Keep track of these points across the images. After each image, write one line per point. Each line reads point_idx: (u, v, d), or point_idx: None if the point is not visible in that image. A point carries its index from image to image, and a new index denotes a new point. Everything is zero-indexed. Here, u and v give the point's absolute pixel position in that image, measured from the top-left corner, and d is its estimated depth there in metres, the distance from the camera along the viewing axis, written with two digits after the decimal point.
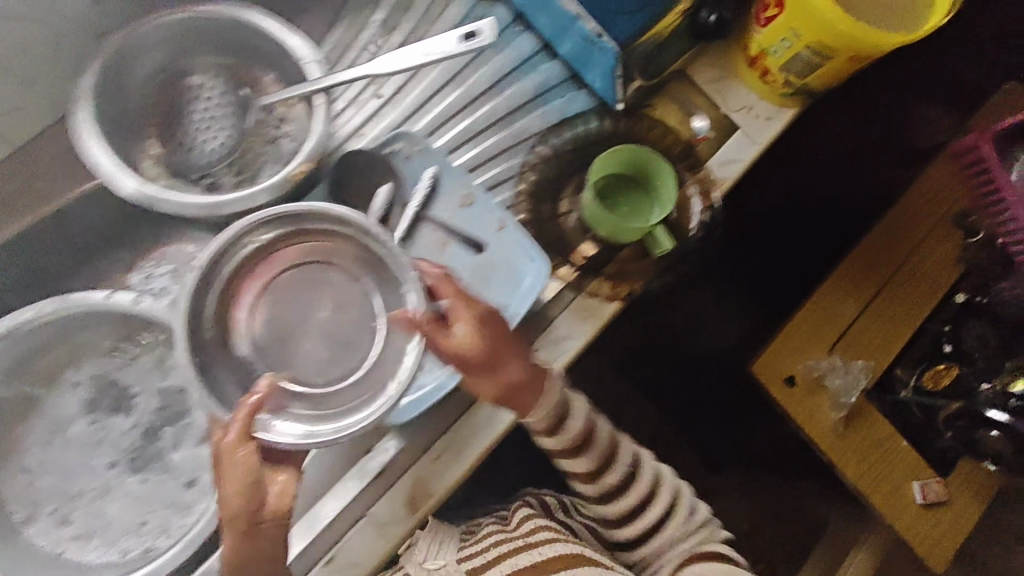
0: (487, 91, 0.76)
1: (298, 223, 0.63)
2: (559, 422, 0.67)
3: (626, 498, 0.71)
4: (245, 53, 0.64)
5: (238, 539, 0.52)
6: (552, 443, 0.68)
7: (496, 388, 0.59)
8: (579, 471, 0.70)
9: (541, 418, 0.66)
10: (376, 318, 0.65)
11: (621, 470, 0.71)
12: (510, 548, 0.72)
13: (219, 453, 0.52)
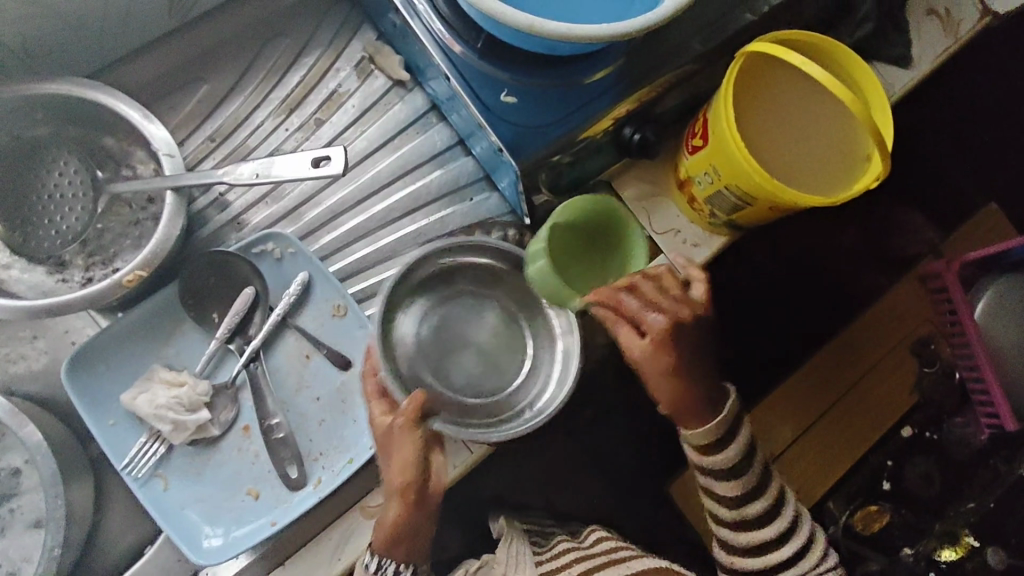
0: (389, 183, 0.70)
1: (144, 325, 0.59)
2: (728, 451, 0.60)
3: (790, 539, 0.63)
4: (108, 129, 0.60)
5: (403, 514, 0.53)
6: (736, 444, 0.60)
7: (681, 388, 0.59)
8: (735, 486, 0.61)
9: (715, 423, 0.60)
10: (215, 434, 0.59)
11: (773, 500, 0.62)
12: (592, 564, 0.64)
13: (392, 427, 0.52)
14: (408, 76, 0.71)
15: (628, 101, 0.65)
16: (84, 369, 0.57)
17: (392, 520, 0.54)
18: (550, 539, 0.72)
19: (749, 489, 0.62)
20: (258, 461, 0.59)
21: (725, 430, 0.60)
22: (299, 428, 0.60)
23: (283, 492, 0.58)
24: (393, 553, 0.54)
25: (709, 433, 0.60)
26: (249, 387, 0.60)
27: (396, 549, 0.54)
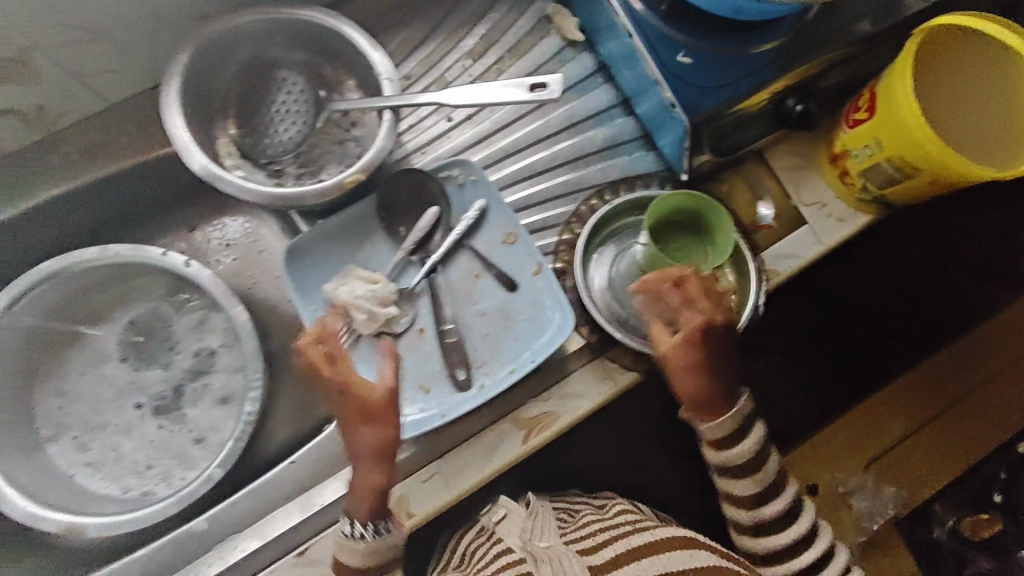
0: (556, 134, 0.76)
1: (347, 228, 0.67)
2: (739, 453, 0.60)
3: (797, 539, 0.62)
4: (333, 58, 0.67)
5: (378, 471, 0.55)
6: (746, 444, 0.60)
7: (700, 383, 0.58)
8: (745, 487, 0.61)
9: (728, 424, 0.59)
10: (396, 332, 0.66)
11: (782, 504, 0.62)
12: (616, 532, 0.60)
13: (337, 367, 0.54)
14: (583, 37, 0.76)
15: (796, 72, 0.68)
16: (297, 259, 0.65)
17: (370, 477, 0.55)
18: (578, 514, 0.68)
19: (756, 491, 0.61)
20: (430, 360, 0.66)
21: (734, 432, 0.60)
22: (466, 337, 0.66)
23: (450, 390, 0.65)
24: (381, 517, 0.55)
25: (718, 432, 0.60)
26: (427, 295, 0.67)
27: (366, 508, 0.55)
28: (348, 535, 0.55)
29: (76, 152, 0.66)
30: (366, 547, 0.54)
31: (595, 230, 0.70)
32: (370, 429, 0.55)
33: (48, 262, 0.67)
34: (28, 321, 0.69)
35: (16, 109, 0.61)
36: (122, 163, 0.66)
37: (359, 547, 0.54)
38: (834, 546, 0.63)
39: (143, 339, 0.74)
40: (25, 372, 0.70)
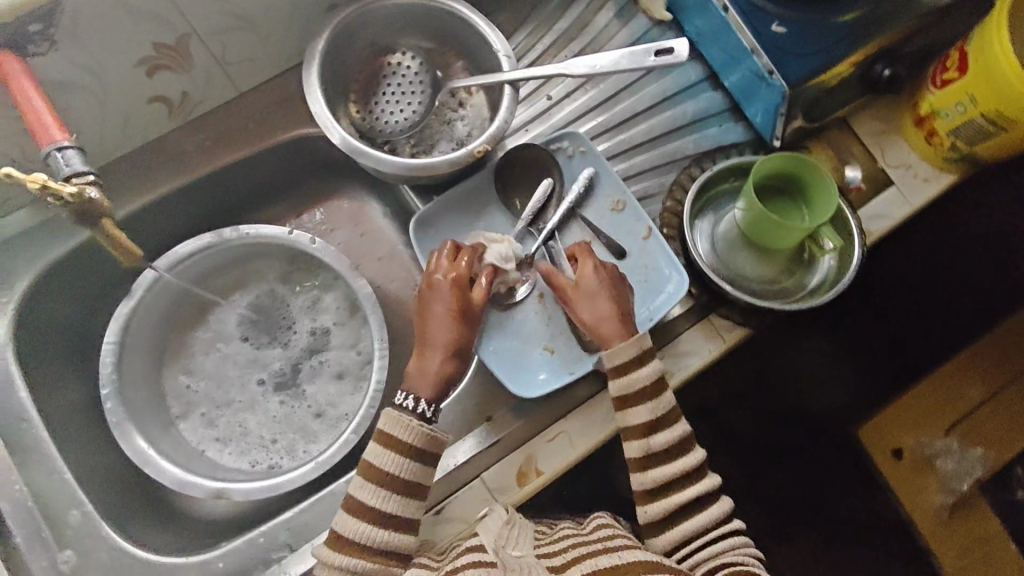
0: (648, 109, 0.79)
1: (467, 199, 0.70)
2: (644, 423, 0.60)
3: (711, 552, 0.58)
4: (447, 40, 0.71)
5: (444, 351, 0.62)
6: (653, 419, 0.60)
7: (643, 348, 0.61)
8: (640, 462, 0.61)
9: (637, 384, 0.60)
10: (518, 297, 0.69)
11: (700, 489, 0.60)
12: (586, 550, 0.56)
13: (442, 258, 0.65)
14: (670, 16, 0.80)
15: (885, 36, 0.71)
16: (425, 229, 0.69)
17: (437, 354, 0.61)
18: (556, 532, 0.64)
19: (671, 474, 0.60)
20: (552, 322, 0.69)
21: (644, 398, 0.60)
22: None
23: (575, 350, 0.68)
24: (422, 390, 0.60)
25: (633, 400, 0.61)
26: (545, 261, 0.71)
27: (422, 387, 0.61)
28: (398, 402, 0.60)
29: (208, 138, 0.70)
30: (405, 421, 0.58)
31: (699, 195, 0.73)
32: (445, 310, 0.62)
33: (189, 244, 0.71)
34: (163, 300, 0.72)
35: (166, 96, 0.64)
36: (254, 147, 0.71)
37: (395, 424, 0.58)
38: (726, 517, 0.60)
39: (262, 319, 0.78)
40: (158, 350, 0.74)
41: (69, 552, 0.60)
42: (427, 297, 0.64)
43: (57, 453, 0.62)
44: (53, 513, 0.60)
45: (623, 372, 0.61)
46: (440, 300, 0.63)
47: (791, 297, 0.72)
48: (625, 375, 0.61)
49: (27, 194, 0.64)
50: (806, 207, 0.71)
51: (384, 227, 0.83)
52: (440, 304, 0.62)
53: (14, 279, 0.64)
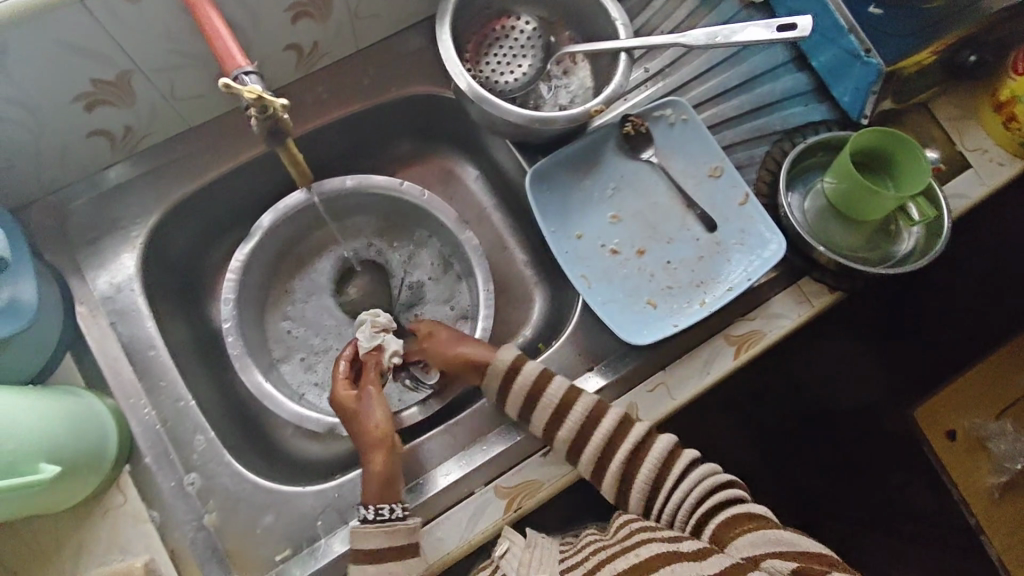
0: (740, 85, 0.81)
1: (576, 159, 0.73)
2: (590, 447, 0.63)
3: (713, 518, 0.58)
4: (559, 8, 0.73)
5: (390, 458, 0.62)
6: (601, 434, 0.62)
7: (565, 393, 0.65)
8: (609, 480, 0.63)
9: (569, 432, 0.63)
10: (621, 255, 0.72)
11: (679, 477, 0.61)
12: (606, 555, 0.56)
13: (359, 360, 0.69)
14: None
15: (961, 30, 0.74)
16: (538, 186, 0.71)
17: (384, 462, 0.62)
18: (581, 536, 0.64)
19: (645, 476, 0.62)
20: (653, 280, 0.71)
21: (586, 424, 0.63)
22: (684, 260, 0.72)
23: (676, 306, 0.70)
24: (388, 496, 0.60)
25: (571, 432, 0.63)
26: (643, 223, 0.73)
27: (389, 492, 0.61)
28: (363, 519, 0.59)
29: (326, 91, 0.73)
30: (380, 527, 0.58)
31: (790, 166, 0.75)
32: (380, 413, 0.64)
33: (293, 197, 0.72)
34: (273, 245, 0.74)
35: (299, 45, 0.67)
36: (369, 101, 0.73)
37: (368, 526, 0.58)
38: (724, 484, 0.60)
39: (360, 272, 0.80)
40: (262, 295, 0.76)
41: (194, 476, 0.62)
42: (355, 413, 0.64)
43: (182, 382, 0.64)
44: (180, 438, 0.63)
45: (556, 416, 0.64)
46: (375, 405, 0.64)
47: (883, 264, 0.74)
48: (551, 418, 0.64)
49: (160, 133, 0.66)
50: (893, 180, 0.74)
51: (475, 189, 0.85)
52: (373, 406, 0.64)
53: (145, 214, 0.66)
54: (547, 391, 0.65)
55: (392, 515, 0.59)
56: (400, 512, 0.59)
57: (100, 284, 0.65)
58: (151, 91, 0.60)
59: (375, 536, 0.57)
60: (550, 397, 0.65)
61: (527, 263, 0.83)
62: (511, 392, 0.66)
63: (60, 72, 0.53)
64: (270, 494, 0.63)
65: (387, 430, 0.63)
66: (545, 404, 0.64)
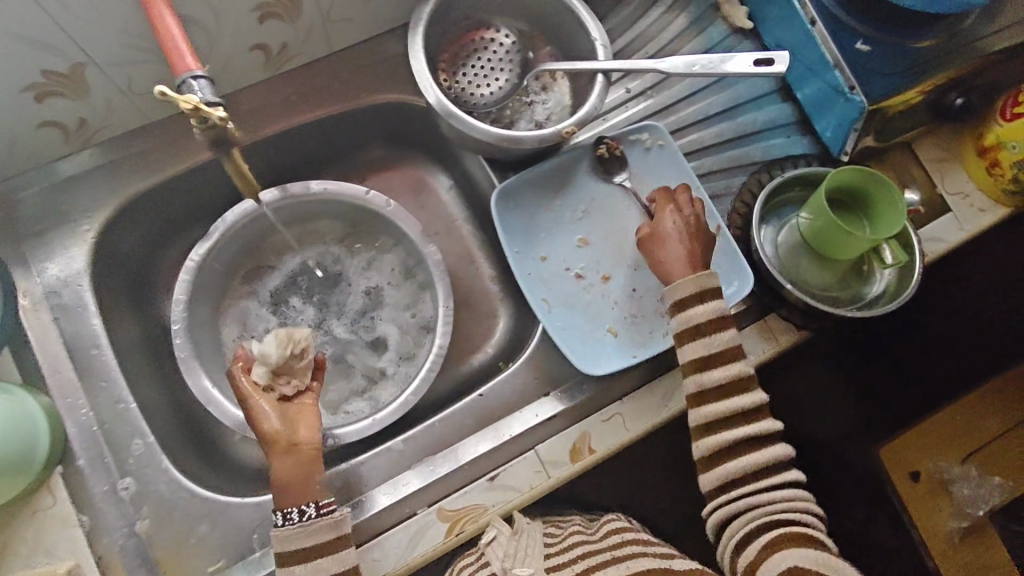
0: (722, 112, 0.79)
1: (548, 178, 0.71)
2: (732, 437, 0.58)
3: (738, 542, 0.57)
4: (539, 24, 0.72)
5: (298, 463, 0.57)
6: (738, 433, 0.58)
7: (741, 373, 0.60)
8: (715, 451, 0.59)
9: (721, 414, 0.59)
10: (586, 280, 0.70)
11: (753, 431, 0.58)
12: (599, 559, 0.60)
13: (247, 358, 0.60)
14: (751, 25, 0.81)
15: (949, 71, 0.73)
16: (507, 203, 0.70)
17: (291, 468, 0.56)
18: (565, 531, 0.68)
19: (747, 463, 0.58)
20: (616, 307, 0.70)
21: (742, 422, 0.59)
22: (649, 288, 0.71)
23: (637, 336, 0.69)
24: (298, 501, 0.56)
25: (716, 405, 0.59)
26: (611, 247, 0.71)
27: (304, 491, 0.56)
28: (280, 525, 0.55)
29: (295, 93, 0.71)
30: (296, 531, 0.55)
31: (765, 199, 0.74)
32: (280, 420, 0.57)
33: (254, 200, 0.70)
34: (233, 245, 0.72)
35: (267, 45, 0.65)
36: (339, 105, 0.72)
37: (288, 529, 0.55)
38: (783, 457, 0.59)
39: (321, 279, 0.78)
40: (218, 295, 0.74)
41: (129, 481, 0.61)
42: (251, 413, 0.57)
43: (124, 383, 0.63)
44: (117, 440, 0.61)
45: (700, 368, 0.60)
46: (275, 413, 0.58)
47: (851, 305, 0.73)
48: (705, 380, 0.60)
49: (117, 126, 0.65)
50: (868, 220, 0.73)
51: (447, 200, 0.84)
52: (271, 412, 0.57)
53: (97, 208, 0.65)
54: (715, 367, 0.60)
55: (303, 519, 0.55)
56: (314, 511, 0.56)
57: (46, 278, 0.63)
58: (106, 84, 0.58)
59: (302, 538, 0.55)
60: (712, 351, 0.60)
61: (495, 279, 0.82)
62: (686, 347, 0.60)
63: (6, 61, 0.51)
64: (206, 504, 0.61)
65: (294, 434, 0.57)
66: (711, 373, 0.60)
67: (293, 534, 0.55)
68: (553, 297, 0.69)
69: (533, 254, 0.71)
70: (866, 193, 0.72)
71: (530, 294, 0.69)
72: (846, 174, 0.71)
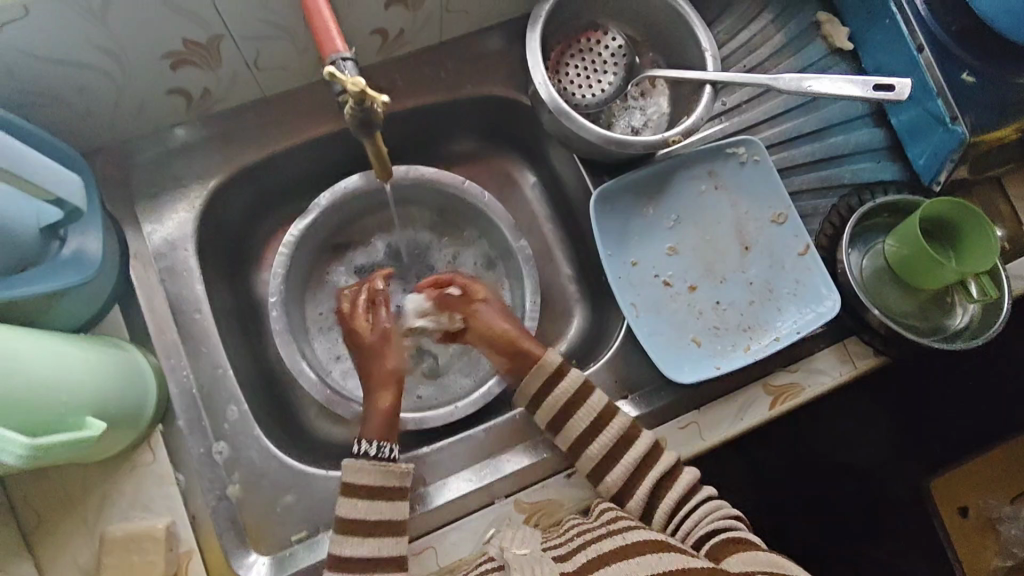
0: (814, 132, 0.79)
1: (643, 185, 0.72)
2: (595, 453, 0.63)
3: (695, 516, 0.60)
4: (648, 30, 0.72)
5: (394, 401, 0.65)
6: (612, 436, 0.63)
7: (586, 387, 0.65)
8: (591, 462, 0.63)
9: (585, 420, 0.63)
10: (673, 288, 0.71)
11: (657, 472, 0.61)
12: (590, 536, 0.54)
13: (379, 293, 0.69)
14: (851, 46, 0.80)
15: None
16: (603, 206, 0.71)
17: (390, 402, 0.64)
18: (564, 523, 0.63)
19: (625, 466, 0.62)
20: (700, 316, 0.71)
21: (595, 427, 0.63)
22: (734, 302, 0.71)
23: (721, 347, 0.70)
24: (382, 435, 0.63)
25: (595, 455, 0.62)
26: (699, 257, 0.72)
27: (381, 430, 0.63)
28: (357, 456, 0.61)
29: (402, 79, 0.72)
30: (375, 467, 0.61)
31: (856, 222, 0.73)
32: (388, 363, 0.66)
33: (353, 179, 0.71)
34: (328, 224, 0.74)
35: (385, 30, 0.66)
36: (442, 95, 0.73)
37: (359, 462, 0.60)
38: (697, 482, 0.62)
39: (406, 265, 0.79)
40: (308, 271, 0.75)
41: (223, 445, 0.63)
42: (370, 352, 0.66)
43: (222, 350, 0.64)
44: (214, 405, 0.63)
45: (560, 413, 0.64)
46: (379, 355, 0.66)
47: (935, 335, 0.73)
48: (570, 436, 0.63)
49: (234, 99, 0.66)
50: (954, 249, 0.73)
51: (530, 197, 0.84)
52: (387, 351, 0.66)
53: (208, 178, 0.66)
54: (582, 409, 0.64)
55: (385, 456, 0.61)
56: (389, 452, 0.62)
57: (154, 240, 0.65)
58: (236, 58, 0.60)
59: (364, 472, 0.60)
60: (555, 395, 0.64)
61: (573, 279, 0.83)
62: (538, 384, 0.65)
63: (156, 29, 0.52)
64: (294, 473, 0.63)
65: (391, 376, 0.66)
66: (579, 420, 0.64)
67: (356, 464, 0.60)
68: (641, 301, 0.70)
69: (624, 257, 0.71)
70: (957, 225, 0.72)
71: (619, 296, 0.70)
72: (938, 205, 0.71)
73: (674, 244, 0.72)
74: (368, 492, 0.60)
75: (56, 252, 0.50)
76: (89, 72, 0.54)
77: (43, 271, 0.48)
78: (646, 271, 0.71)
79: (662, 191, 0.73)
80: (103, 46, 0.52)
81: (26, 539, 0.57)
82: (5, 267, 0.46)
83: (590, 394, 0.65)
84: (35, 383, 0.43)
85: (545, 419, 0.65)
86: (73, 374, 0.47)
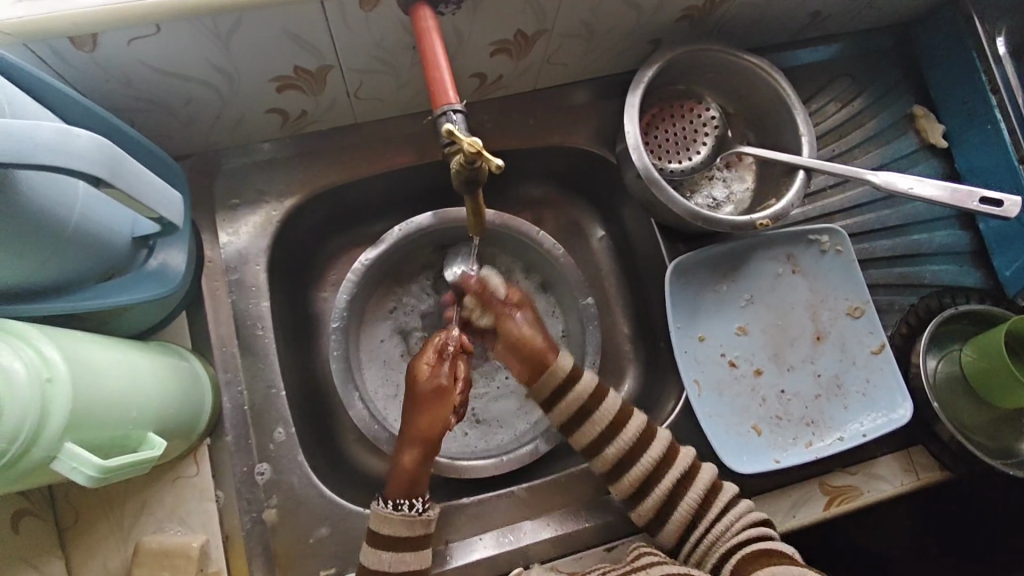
0: (900, 226, 0.76)
1: (719, 260, 0.71)
2: (654, 495, 0.60)
3: (719, 525, 0.58)
4: (745, 105, 0.73)
5: (422, 459, 0.60)
6: (674, 475, 0.60)
7: (618, 410, 0.62)
8: (650, 505, 0.60)
9: (664, 486, 0.60)
10: (738, 370, 0.69)
11: (678, 470, 0.60)
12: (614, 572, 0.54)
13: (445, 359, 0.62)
14: (945, 144, 0.78)
15: None
16: (678, 277, 0.69)
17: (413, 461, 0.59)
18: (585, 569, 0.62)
19: (687, 507, 0.59)
20: (762, 404, 0.68)
21: (657, 470, 0.60)
22: (798, 394, 0.69)
23: (780, 440, 0.67)
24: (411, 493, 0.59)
25: (612, 457, 0.61)
26: (767, 341, 0.70)
27: (408, 486, 0.59)
28: (383, 508, 0.58)
29: (490, 121, 0.72)
30: (397, 517, 0.57)
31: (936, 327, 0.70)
32: (426, 415, 0.60)
33: (424, 214, 0.70)
34: (396, 253, 0.73)
35: (485, 74, 0.67)
36: (528, 143, 0.73)
37: (392, 514, 0.57)
38: (711, 482, 0.60)
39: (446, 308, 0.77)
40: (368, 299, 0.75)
41: (265, 466, 0.62)
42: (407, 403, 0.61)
43: (277, 369, 0.64)
44: (262, 423, 0.62)
45: (578, 413, 0.62)
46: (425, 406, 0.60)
47: (1003, 457, 0.68)
48: (589, 435, 0.61)
49: (325, 123, 0.66)
50: None
51: (596, 250, 0.82)
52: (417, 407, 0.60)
53: (287, 196, 0.66)
54: (594, 415, 0.61)
55: (412, 510, 0.58)
56: (419, 506, 0.59)
57: (227, 249, 0.65)
58: (338, 87, 0.60)
59: (399, 524, 0.57)
60: (568, 400, 0.62)
61: (630, 339, 0.80)
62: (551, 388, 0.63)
63: (269, 54, 0.53)
64: (331, 505, 0.62)
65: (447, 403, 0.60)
66: (591, 425, 0.61)
67: (386, 512, 0.58)
68: (703, 381, 0.68)
69: (692, 331, 0.70)
70: None
71: (684, 373, 0.68)
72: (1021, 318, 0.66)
73: (743, 325, 0.70)
74: (391, 538, 0.57)
75: (143, 262, 0.51)
76: (200, 86, 0.55)
77: (132, 279, 0.50)
78: (711, 349, 0.70)
79: (737, 269, 0.71)
80: (215, 64, 0.53)
81: (61, 536, 0.56)
82: (96, 275, 0.47)
83: (603, 395, 0.62)
84: (119, 396, 0.44)
85: (562, 419, 0.63)
86: (150, 388, 0.48)
